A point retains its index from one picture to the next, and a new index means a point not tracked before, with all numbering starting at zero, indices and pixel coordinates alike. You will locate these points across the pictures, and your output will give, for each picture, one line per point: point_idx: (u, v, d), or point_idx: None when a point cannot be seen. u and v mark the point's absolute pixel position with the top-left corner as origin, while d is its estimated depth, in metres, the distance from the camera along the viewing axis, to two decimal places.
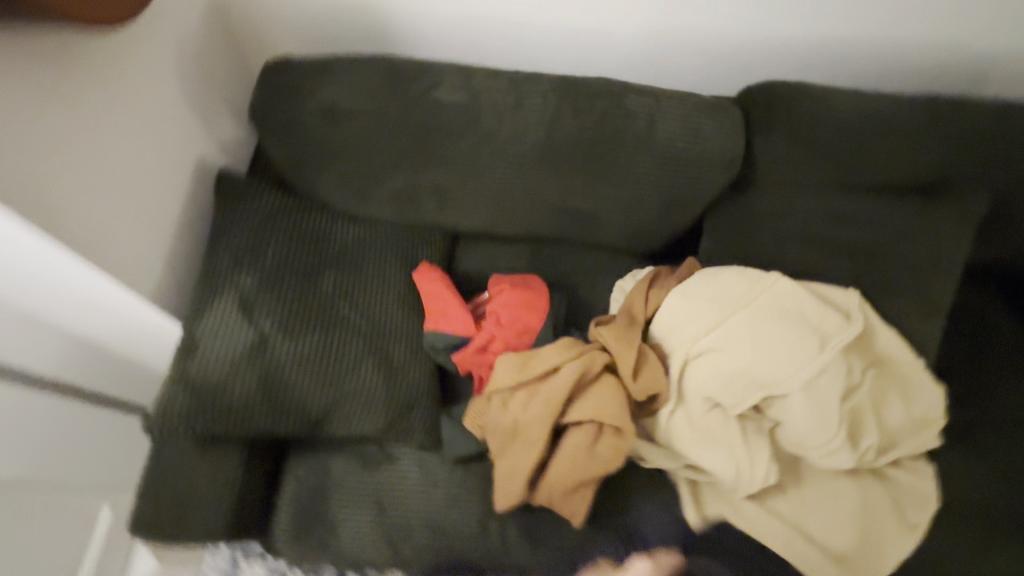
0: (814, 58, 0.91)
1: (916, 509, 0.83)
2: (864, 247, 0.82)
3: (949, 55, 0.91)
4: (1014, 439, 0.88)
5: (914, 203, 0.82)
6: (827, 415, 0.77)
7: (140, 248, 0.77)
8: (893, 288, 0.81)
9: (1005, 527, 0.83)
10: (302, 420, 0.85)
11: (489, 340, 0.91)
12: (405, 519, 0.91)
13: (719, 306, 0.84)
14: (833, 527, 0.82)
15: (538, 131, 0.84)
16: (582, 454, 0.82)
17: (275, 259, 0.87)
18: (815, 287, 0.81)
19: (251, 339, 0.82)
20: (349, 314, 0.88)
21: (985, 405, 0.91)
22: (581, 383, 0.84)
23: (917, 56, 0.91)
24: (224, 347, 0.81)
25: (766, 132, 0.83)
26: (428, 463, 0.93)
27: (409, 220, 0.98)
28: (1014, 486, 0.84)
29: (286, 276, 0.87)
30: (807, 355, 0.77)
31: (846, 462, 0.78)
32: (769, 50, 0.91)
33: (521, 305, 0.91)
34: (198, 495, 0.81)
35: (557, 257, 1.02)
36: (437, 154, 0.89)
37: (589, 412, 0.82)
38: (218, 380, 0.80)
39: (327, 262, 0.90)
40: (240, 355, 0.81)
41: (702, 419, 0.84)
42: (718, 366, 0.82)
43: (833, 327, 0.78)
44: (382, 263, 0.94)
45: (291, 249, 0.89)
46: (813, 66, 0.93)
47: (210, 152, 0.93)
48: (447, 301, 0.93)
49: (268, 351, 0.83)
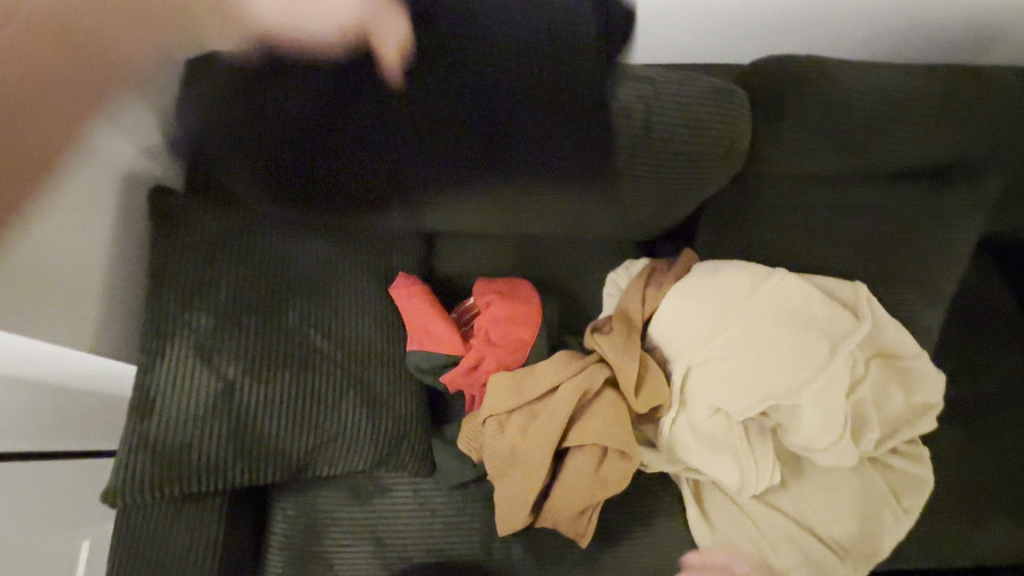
0: (801, 28, 0.88)
1: (906, 488, 0.89)
2: (871, 237, 0.83)
3: (942, 20, 0.88)
4: (988, 400, 0.97)
5: (925, 185, 0.83)
6: (832, 419, 0.78)
7: (57, 299, 0.65)
8: (895, 274, 0.84)
9: (972, 485, 0.92)
10: (285, 469, 0.77)
11: (479, 359, 0.84)
12: (404, 550, 0.84)
13: (721, 312, 0.82)
14: (832, 516, 0.87)
15: (522, 129, 0.76)
16: (586, 477, 0.77)
17: (231, 292, 0.77)
18: (817, 284, 0.82)
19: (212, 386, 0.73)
20: (321, 347, 0.79)
21: (965, 367, 0.99)
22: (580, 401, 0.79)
23: (910, 23, 0.88)
24: (186, 400, 0.72)
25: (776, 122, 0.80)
26: (423, 491, 0.85)
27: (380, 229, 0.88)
28: (983, 444, 0.94)
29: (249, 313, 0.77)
30: (819, 358, 0.78)
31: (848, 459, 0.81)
32: (754, 20, 0.87)
33: (511, 317, 0.84)
34: (173, 559, 0.73)
35: (544, 253, 0.98)
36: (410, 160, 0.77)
37: (590, 431, 0.77)
38: (182, 440, 0.71)
39: (290, 290, 0.80)
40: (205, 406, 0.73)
41: (708, 428, 0.83)
42: (723, 377, 0.80)
43: (837, 327, 0.79)
44: (355, 284, 0.84)
45: (246, 278, 0.78)
46: (796, 38, 0.90)
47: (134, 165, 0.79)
48: (431, 319, 0.84)
49: (238, 399, 0.74)
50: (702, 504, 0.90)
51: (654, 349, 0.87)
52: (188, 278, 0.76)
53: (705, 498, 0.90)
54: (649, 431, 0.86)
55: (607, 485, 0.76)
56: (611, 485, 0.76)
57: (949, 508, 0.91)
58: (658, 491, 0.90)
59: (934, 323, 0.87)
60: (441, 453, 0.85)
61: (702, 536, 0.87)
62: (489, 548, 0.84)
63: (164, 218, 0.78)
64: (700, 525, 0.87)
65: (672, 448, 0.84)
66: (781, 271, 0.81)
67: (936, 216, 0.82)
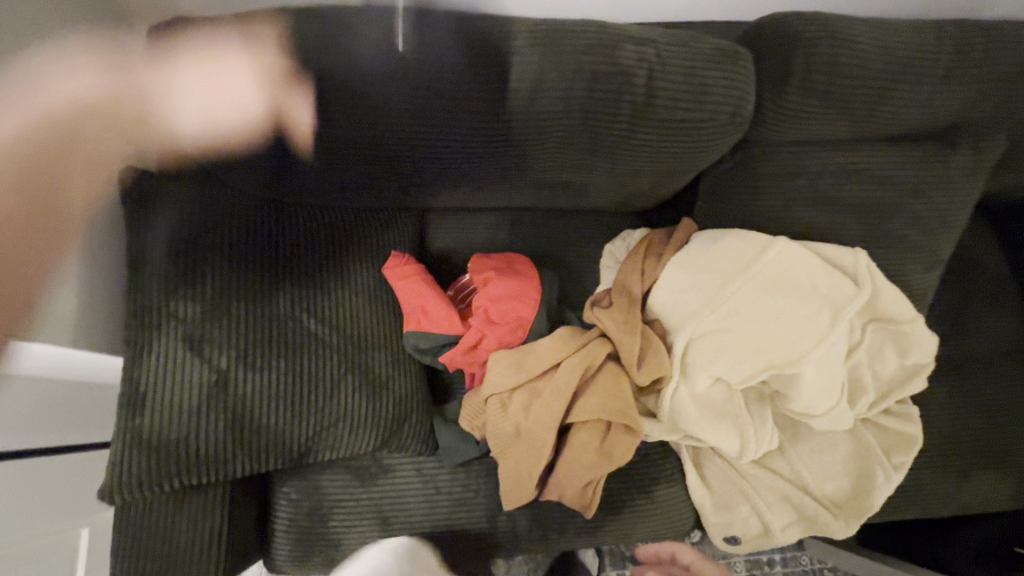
0: None
1: (900, 447, 0.91)
2: (874, 203, 0.82)
3: None
4: (977, 363, 0.99)
5: (928, 151, 0.82)
6: (830, 383, 0.79)
7: (26, 293, 0.61)
8: (898, 241, 0.83)
9: (960, 440, 0.96)
10: (285, 455, 0.76)
11: (479, 338, 0.82)
12: (410, 527, 0.84)
13: (721, 283, 0.81)
14: (826, 474, 0.90)
15: (519, 97, 0.72)
16: (591, 452, 0.77)
17: (217, 279, 0.74)
18: (817, 250, 0.81)
19: (204, 377, 0.71)
20: (314, 331, 0.77)
21: (955, 328, 1.00)
22: (583, 378, 0.79)
23: None
24: (176, 391, 0.69)
25: (782, 87, 0.77)
26: (427, 470, 0.85)
27: (371, 204, 0.85)
28: (967, 401, 0.97)
29: (236, 299, 0.74)
30: (820, 327, 0.78)
31: (845, 420, 0.82)
32: None
33: (511, 295, 0.82)
34: (178, 549, 0.72)
35: (539, 224, 0.95)
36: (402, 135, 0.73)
37: (594, 408, 0.77)
38: (178, 432, 0.69)
39: (278, 274, 0.77)
40: (198, 398, 0.70)
41: (708, 397, 0.84)
42: (723, 347, 0.80)
43: (839, 294, 0.79)
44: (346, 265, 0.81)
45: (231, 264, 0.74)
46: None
47: (101, 144, 0.73)
48: (427, 299, 0.82)
49: (230, 389, 0.72)
50: (701, 469, 0.92)
51: (655, 320, 0.86)
52: (168, 266, 0.72)
53: (704, 464, 0.92)
54: (649, 402, 0.87)
55: (612, 458, 0.77)
56: (616, 459, 0.77)
57: (935, 463, 0.95)
58: (658, 459, 0.92)
59: (931, 286, 0.87)
60: (443, 432, 0.84)
61: (701, 499, 0.90)
62: (494, 520, 0.85)
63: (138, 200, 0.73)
64: (700, 490, 0.89)
65: (673, 418, 0.85)
66: (783, 239, 0.79)
67: (936, 181, 0.81)
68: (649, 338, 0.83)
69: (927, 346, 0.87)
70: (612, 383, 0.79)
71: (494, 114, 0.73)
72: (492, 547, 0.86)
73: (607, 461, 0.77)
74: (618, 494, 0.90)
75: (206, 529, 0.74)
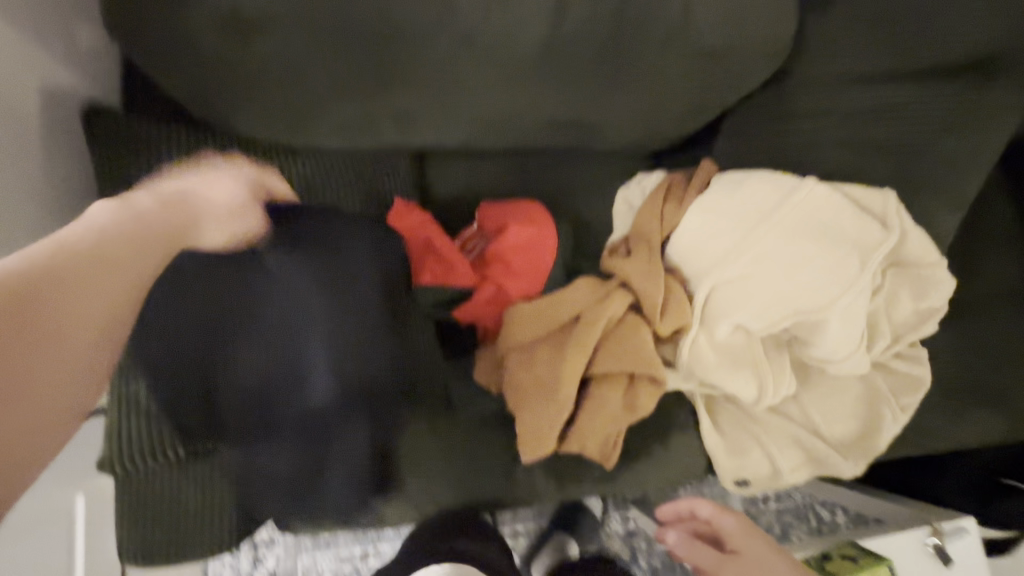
0: None
1: (909, 389, 0.92)
2: (906, 141, 0.79)
3: None
4: (983, 306, 1.00)
5: (966, 85, 0.78)
6: (851, 327, 0.78)
7: None
8: (928, 182, 0.80)
9: (964, 381, 0.97)
10: (287, 429, 0.71)
11: (493, 290, 0.77)
12: (425, 484, 0.82)
13: (745, 227, 0.78)
14: (836, 417, 0.90)
15: (538, 23, 0.65)
16: (612, 404, 0.76)
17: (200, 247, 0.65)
18: (845, 191, 0.77)
19: (204, 365, 0.65)
20: (312, 308, 0.68)
21: (965, 272, 1.00)
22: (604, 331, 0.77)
23: None
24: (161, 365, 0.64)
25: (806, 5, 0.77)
26: (440, 427, 0.82)
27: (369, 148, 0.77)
28: (973, 343, 0.98)
29: (230, 265, 0.67)
30: (848, 273, 0.76)
31: (862, 364, 0.81)
32: None
33: (527, 244, 0.77)
34: (187, 513, 0.70)
35: (550, 169, 0.89)
36: (410, 69, 0.66)
37: (615, 361, 0.76)
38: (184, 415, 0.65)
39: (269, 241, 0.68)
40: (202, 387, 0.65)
41: (727, 345, 0.82)
42: (746, 293, 0.78)
43: (864, 236, 0.76)
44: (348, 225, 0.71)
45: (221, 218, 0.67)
46: None
47: (57, 79, 0.64)
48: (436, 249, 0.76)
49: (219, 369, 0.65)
50: (715, 417, 0.91)
51: (673, 268, 0.83)
52: None
53: (717, 412, 0.91)
54: (666, 352, 0.84)
55: (633, 410, 0.77)
56: (637, 409, 0.76)
57: (940, 403, 0.96)
58: (671, 408, 0.91)
59: (952, 228, 0.86)
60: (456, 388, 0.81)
61: (716, 447, 0.88)
62: (511, 474, 0.83)
63: (111, 147, 0.66)
64: (714, 438, 0.89)
65: (691, 367, 0.82)
66: (810, 180, 0.76)
67: (969, 117, 0.78)
68: (669, 285, 0.80)
69: (945, 287, 0.85)
70: (633, 334, 0.76)
71: (509, 44, 0.66)
72: (508, 500, 0.85)
73: (627, 413, 0.77)
74: (633, 442, 0.90)
75: (218, 499, 0.71)
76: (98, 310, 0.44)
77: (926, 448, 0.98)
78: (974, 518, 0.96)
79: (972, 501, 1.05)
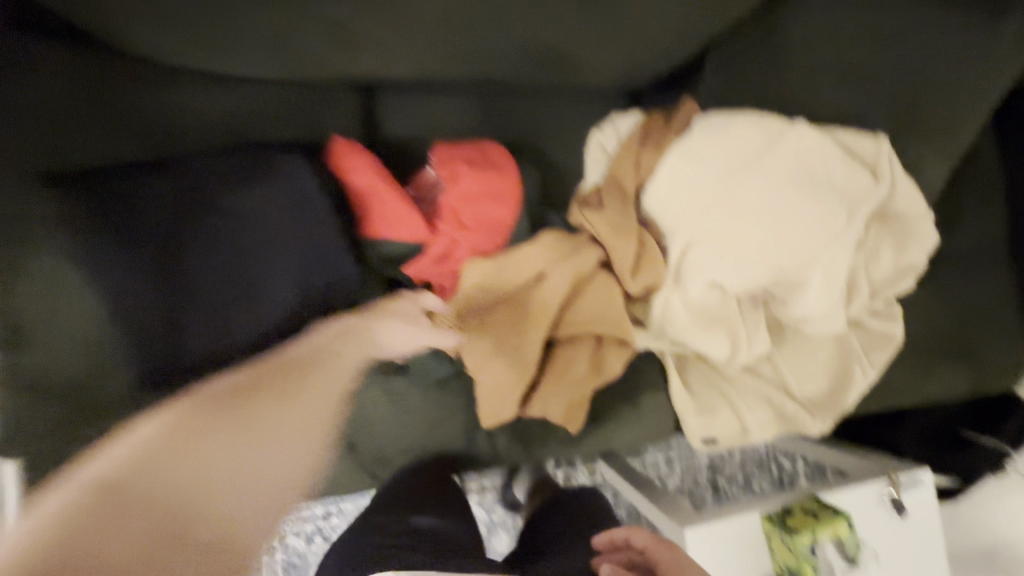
0: None
1: (881, 346, 0.90)
2: (906, 84, 0.72)
3: None
4: (961, 262, 0.97)
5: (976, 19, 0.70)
6: (832, 285, 0.73)
7: None
8: (921, 128, 0.75)
9: (934, 338, 0.96)
10: None
11: (449, 244, 0.70)
12: (380, 449, 0.78)
13: (728, 175, 0.71)
14: (807, 375, 0.88)
15: None
16: (579, 362, 0.73)
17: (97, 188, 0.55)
18: (837, 136, 0.71)
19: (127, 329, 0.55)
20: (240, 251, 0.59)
21: (947, 227, 0.96)
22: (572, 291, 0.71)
23: None
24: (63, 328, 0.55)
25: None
26: (395, 391, 0.77)
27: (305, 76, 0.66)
28: (947, 300, 0.96)
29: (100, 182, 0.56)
30: (836, 226, 0.70)
31: (839, 324, 0.78)
32: None
33: (488, 193, 0.69)
34: None
35: (516, 108, 0.79)
36: None
37: (585, 320, 0.73)
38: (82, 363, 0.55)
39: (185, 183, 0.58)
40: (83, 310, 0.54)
41: (702, 303, 0.77)
42: (725, 248, 0.72)
43: (853, 186, 0.71)
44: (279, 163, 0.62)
45: (92, 138, 0.58)
46: None
47: None
48: (385, 196, 0.67)
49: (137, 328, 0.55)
50: (685, 376, 0.88)
51: (648, 221, 0.76)
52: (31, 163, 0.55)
53: (687, 369, 0.88)
54: (636, 311, 0.79)
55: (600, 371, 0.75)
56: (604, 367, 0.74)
57: (908, 359, 0.95)
58: (641, 366, 0.87)
59: (940, 181, 0.81)
60: (411, 351, 0.75)
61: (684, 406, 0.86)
62: (471, 438, 0.79)
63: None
64: (684, 398, 0.85)
65: (662, 326, 0.78)
66: (800, 122, 0.69)
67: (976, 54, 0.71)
68: (642, 242, 0.73)
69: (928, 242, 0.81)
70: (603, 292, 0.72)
71: None
72: (470, 463, 0.82)
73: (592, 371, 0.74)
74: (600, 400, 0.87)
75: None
76: (286, 473, 0.47)
77: (892, 404, 0.98)
78: (930, 470, 0.97)
79: (926, 449, 1.07)
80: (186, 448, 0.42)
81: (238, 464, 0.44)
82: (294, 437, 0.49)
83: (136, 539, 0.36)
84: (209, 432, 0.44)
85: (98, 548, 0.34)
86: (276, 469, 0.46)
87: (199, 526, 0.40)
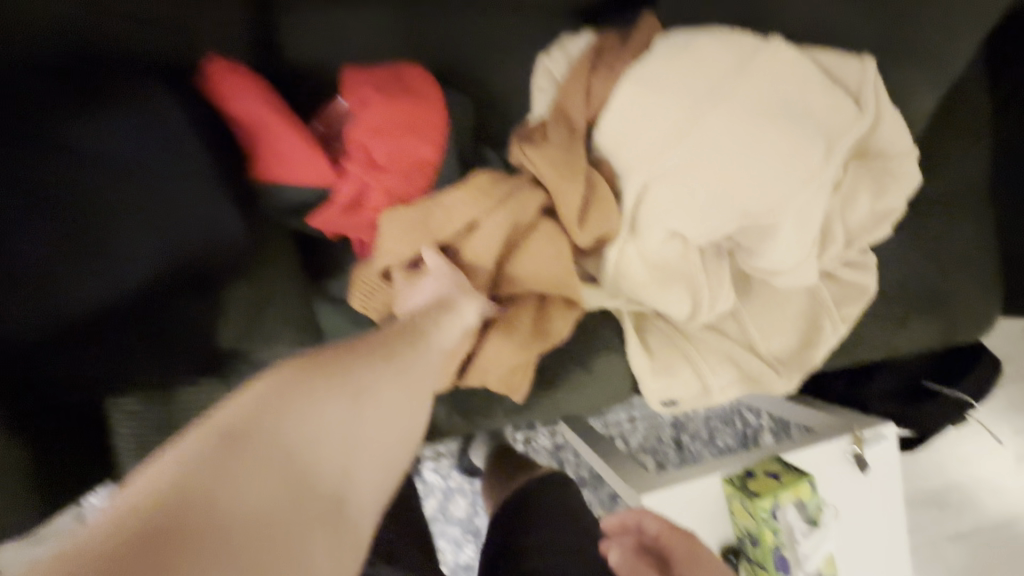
0: None
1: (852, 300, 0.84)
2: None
3: None
4: (939, 208, 0.91)
5: None
6: (805, 234, 0.65)
7: None
8: (903, 51, 0.66)
9: (904, 289, 0.91)
10: (83, 389, 0.53)
11: (362, 188, 0.59)
12: None
13: (691, 105, 0.60)
14: (773, 331, 0.82)
15: None
16: (523, 328, 0.64)
17: None
18: (819, 60, 0.61)
19: None
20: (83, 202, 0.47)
21: (926, 170, 0.89)
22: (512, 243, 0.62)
23: None
24: None
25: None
26: None
27: None
28: (921, 249, 0.90)
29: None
30: (812, 166, 0.61)
31: (810, 277, 0.71)
32: None
33: (405, 128, 0.57)
34: None
35: (445, 28, 0.66)
36: None
37: (529, 279, 0.63)
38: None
39: None
40: None
41: (659, 256, 0.69)
42: (686, 192, 0.63)
43: (836, 119, 0.61)
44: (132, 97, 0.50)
45: None
46: None
47: None
48: (279, 131, 0.56)
49: None
50: (644, 336, 0.81)
51: (599, 160, 0.66)
52: None
53: (644, 326, 0.81)
54: (587, 265, 0.71)
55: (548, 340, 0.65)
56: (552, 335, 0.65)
57: (878, 313, 0.90)
58: (595, 326, 0.80)
59: (926, 115, 0.73)
60: (331, 316, 0.65)
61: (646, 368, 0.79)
62: None
63: None
64: (642, 359, 0.78)
65: (617, 282, 0.70)
66: (778, 40, 0.59)
67: None
68: (593, 183, 0.64)
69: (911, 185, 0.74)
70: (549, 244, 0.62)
71: None
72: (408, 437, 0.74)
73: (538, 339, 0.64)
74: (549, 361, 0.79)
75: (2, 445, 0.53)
76: (395, 447, 0.40)
77: (860, 358, 0.93)
78: (894, 426, 0.94)
79: (892, 402, 1.04)
80: (303, 407, 0.35)
81: (339, 429, 0.36)
82: (371, 422, 0.39)
83: (269, 495, 0.31)
84: (343, 372, 0.39)
85: (208, 515, 0.28)
86: (379, 435, 0.38)
87: (315, 494, 0.33)
